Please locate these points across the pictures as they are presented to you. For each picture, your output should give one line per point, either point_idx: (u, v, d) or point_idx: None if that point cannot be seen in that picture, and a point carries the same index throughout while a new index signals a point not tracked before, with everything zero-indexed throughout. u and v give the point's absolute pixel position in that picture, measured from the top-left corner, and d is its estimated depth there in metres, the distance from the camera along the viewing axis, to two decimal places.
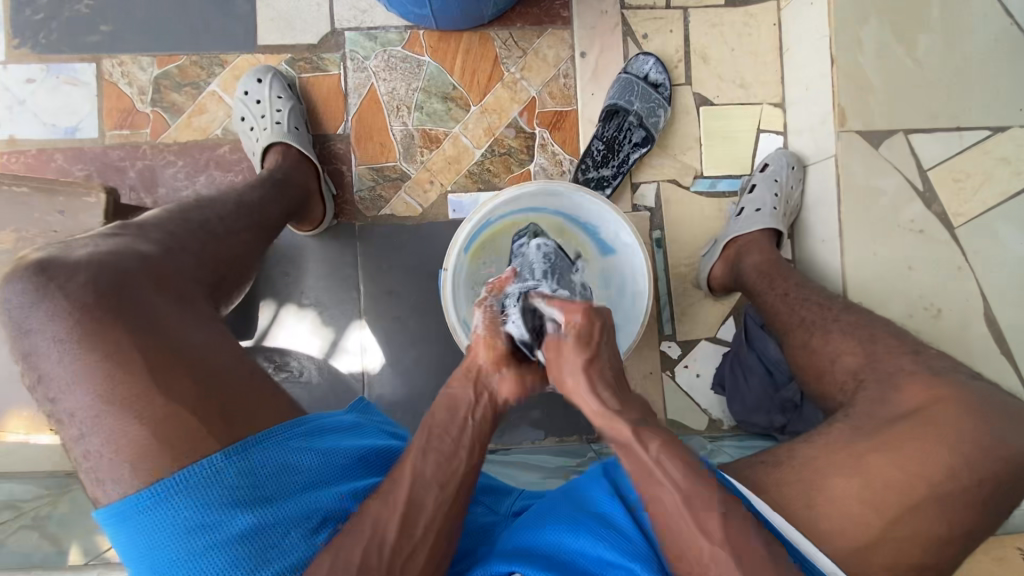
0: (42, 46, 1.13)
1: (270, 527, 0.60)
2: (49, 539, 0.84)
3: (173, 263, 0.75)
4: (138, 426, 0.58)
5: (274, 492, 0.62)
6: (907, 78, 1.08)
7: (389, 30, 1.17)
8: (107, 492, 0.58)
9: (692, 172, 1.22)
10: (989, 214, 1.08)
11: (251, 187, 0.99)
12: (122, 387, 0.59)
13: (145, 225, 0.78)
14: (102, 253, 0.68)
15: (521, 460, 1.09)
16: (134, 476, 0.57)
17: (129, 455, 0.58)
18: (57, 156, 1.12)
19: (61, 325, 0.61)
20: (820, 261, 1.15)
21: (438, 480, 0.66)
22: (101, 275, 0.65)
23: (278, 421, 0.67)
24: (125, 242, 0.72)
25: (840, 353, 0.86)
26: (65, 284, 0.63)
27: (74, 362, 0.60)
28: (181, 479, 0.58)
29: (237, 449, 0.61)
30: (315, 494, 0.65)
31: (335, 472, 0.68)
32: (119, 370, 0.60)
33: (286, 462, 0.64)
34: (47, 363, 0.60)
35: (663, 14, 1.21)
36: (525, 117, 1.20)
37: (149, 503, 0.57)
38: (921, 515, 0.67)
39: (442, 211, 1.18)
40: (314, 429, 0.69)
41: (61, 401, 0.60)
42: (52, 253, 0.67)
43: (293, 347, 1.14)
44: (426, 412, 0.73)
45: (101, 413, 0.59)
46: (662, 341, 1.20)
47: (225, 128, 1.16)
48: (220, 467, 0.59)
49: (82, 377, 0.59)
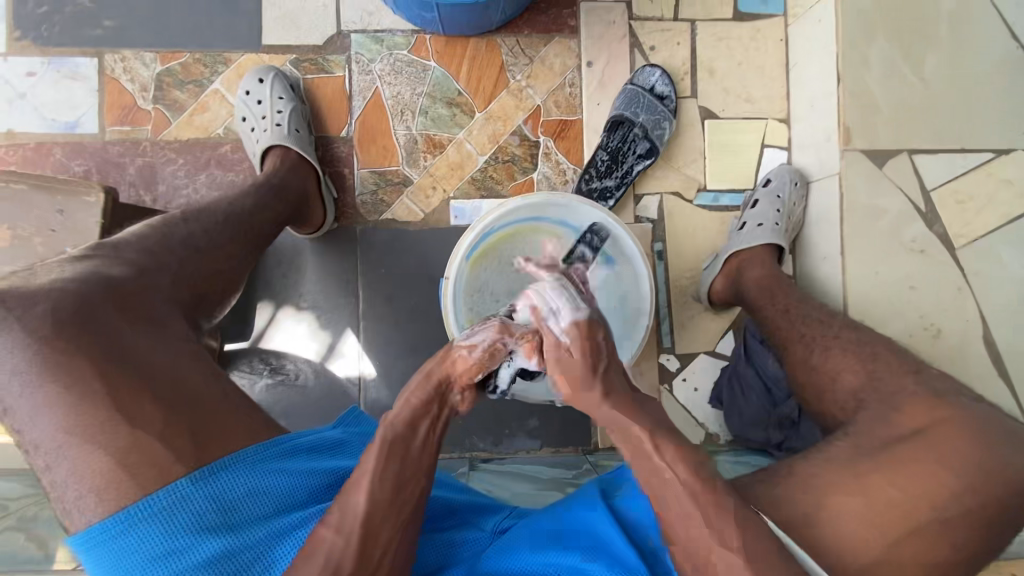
0: (44, 39, 1.11)
1: (239, 553, 0.58)
2: (36, 541, 0.82)
3: (148, 284, 0.73)
4: (100, 456, 0.57)
5: (244, 517, 0.61)
6: (913, 99, 1.08)
7: (396, 34, 1.17)
8: (75, 521, 0.57)
9: (696, 186, 1.21)
10: (989, 236, 1.08)
11: (247, 193, 0.98)
12: (82, 416, 0.58)
13: (121, 243, 0.76)
14: (66, 280, 0.67)
15: (516, 471, 1.08)
16: (103, 502, 0.56)
17: (92, 485, 0.57)
18: (56, 151, 1.11)
19: (22, 356, 0.60)
20: (820, 278, 1.15)
21: (389, 502, 0.61)
22: (62, 304, 0.64)
23: (251, 442, 0.66)
24: (94, 266, 0.71)
25: (841, 373, 0.86)
26: (25, 314, 0.62)
27: (35, 393, 0.59)
28: (146, 507, 0.57)
29: (205, 473, 0.60)
30: (287, 518, 0.63)
31: (307, 495, 0.67)
32: (78, 401, 0.59)
33: (255, 486, 0.63)
34: (10, 395, 0.59)
35: (670, 26, 1.21)
36: (530, 125, 1.19)
37: (114, 531, 0.56)
38: (922, 538, 0.66)
39: (443, 217, 1.17)
40: (286, 451, 0.68)
41: (26, 432, 0.59)
42: (16, 282, 0.66)
43: (290, 350, 1.13)
44: (381, 424, 0.67)
45: (64, 443, 0.58)
46: (661, 354, 1.20)
47: (227, 127, 1.15)
48: (186, 493, 0.58)
49: (43, 409, 0.58)
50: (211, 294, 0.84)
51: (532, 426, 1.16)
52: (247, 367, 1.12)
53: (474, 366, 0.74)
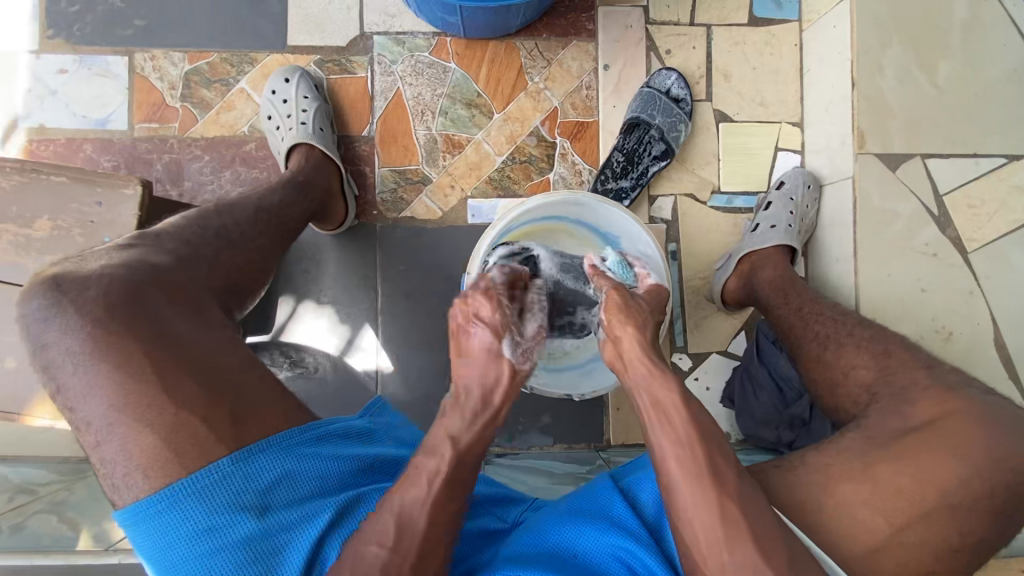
0: (77, 38, 1.15)
1: (273, 533, 0.61)
2: (67, 523, 0.84)
3: (185, 274, 0.76)
4: (147, 434, 0.60)
5: (278, 500, 0.64)
6: (926, 105, 1.10)
7: (417, 36, 1.19)
8: (122, 496, 0.60)
9: (710, 188, 1.23)
10: (1001, 240, 1.09)
11: (273, 189, 1.00)
12: (129, 397, 0.61)
13: (161, 234, 0.80)
14: (113, 267, 0.70)
15: (529, 465, 1.09)
16: (145, 481, 0.59)
17: (139, 462, 0.60)
18: (86, 146, 1.14)
19: (75, 338, 0.63)
20: (833, 280, 1.17)
21: (446, 500, 0.63)
22: (112, 289, 0.67)
23: (286, 429, 0.69)
24: (139, 254, 0.74)
25: (854, 365, 0.87)
26: (78, 299, 0.65)
27: (88, 373, 0.62)
28: (188, 484, 0.59)
29: (244, 454, 0.63)
30: (319, 502, 0.66)
31: (337, 482, 0.69)
32: (127, 380, 0.61)
33: (289, 470, 0.66)
34: (63, 375, 0.62)
35: (686, 31, 1.23)
36: (547, 126, 1.21)
37: (158, 507, 0.59)
38: (929, 524, 0.68)
39: (461, 216, 1.19)
40: (318, 438, 0.71)
41: (78, 409, 0.62)
42: (68, 268, 0.69)
43: (310, 343, 1.15)
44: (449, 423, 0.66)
45: (114, 421, 0.60)
46: (674, 353, 1.22)
47: (251, 125, 1.18)
48: (227, 472, 0.61)
49: (94, 388, 0.61)
50: (243, 285, 0.86)
51: (545, 421, 1.18)
52: (269, 360, 1.15)
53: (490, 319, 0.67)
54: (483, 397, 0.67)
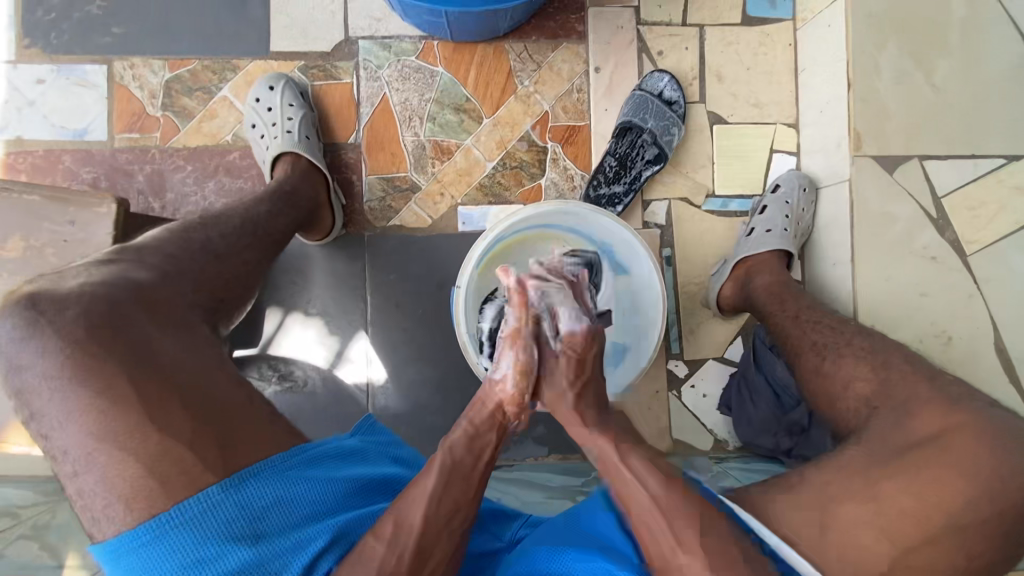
0: (53, 47, 1.12)
1: (267, 562, 0.58)
2: (49, 550, 0.82)
3: (169, 289, 0.73)
4: (129, 463, 0.57)
5: (272, 526, 0.61)
6: (923, 105, 1.08)
7: (404, 40, 1.17)
8: (102, 530, 0.57)
9: (705, 191, 1.21)
10: (1001, 242, 1.07)
11: (258, 200, 0.97)
12: (110, 423, 0.58)
13: (144, 248, 0.76)
14: (94, 283, 0.67)
15: (523, 478, 1.07)
16: (129, 513, 0.57)
17: (121, 493, 0.57)
18: (65, 158, 1.12)
19: (51, 361, 0.60)
20: (830, 285, 1.15)
21: (444, 520, 0.65)
22: (92, 310, 0.64)
23: (276, 451, 0.66)
24: (120, 269, 0.71)
25: (853, 380, 0.85)
26: (56, 319, 0.62)
27: (65, 399, 0.59)
28: (176, 515, 0.57)
29: (234, 481, 0.60)
30: (314, 527, 0.63)
31: (333, 504, 0.67)
32: (109, 407, 0.59)
33: (283, 495, 0.63)
34: (38, 400, 0.59)
35: (679, 31, 1.20)
36: (537, 131, 1.19)
37: (145, 539, 0.56)
38: (935, 547, 0.66)
39: (451, 223, 1.17)
40: (311, 458, 0.68)
41: (53, 436, 0.59)
42: (43, 285, 0.66)
43: (298, 356, 1.13)
44: (440, 448, 0.70)
45: (93, 450, 0.58)
46: (670, 360, 1.20)
47: (235, 134, 1.15)
48: (217, 501, 0.58)
49: (72, 415, 0.58)
50: (228, 301, 0.84)
51: (540, 432, 1.16)
52: (257, 374, 1.12)
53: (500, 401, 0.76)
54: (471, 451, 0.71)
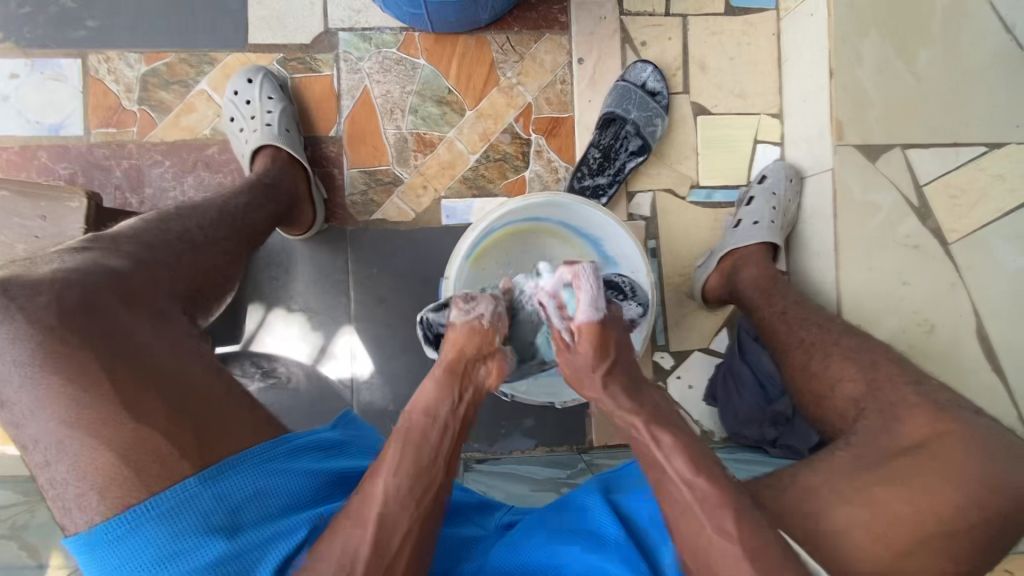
0: (26, 40, 1.10)
1: (245, 553, 0.58)
2: (28, 552, 0.80)
3: (144, 282, 0.71)
4: (103, 451, 0.56)
5: (250, 517, 0.60)
6: (904, 92, 1.08)
7: (384, 32, 1.15)
8: (74, 521, 0.56)
9: (689, 182, 1.21)
10: (983, 230, 1.07)
11: (235, 193, 0.96)
12: (84, 409, 0.57)
13: (119, 236, 0.75)
14: (68, 270, 0.66)
15: (510, 471, 1.07)
16: (100, 504, 0.55)
17: (94, 482, 0.55)
18: (40, 153, 1.10)
19: (22, 348, 0.58)
20: (815, 275, 1.15)
21: (403, 500, 0.62)
22: (66, 296, 0.62)
23: (256, 442, 0.66)
24: (93, 256, 0.69)
25: (841, 380, 0.86)
26: (27, 305, 0.60)
27: (36, 386, 0.57)
28: (153, 507, 0.56)
29: (212, 472, 0.59)
30: (291, 519, 0.63)
31: (311, 495, 0.67)
32: (81, 395, 0.57)
33: (262, 486, 0.62)
34: (8, 388, 0.58)
35: (661, 22, 1.20)
36: (521, 123, 1.18)
37: (121, 531, 0.55)
38: (922, 545, 0.66)
39: (435, 217, 1.16)
40: (292, 450, 0.68)
41: (25, 426, 0.58)
42: (14, 270, 0.64)
43: (281, 352, 1.12)
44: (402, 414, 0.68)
45: (65, 439, 0.56)
46: (655, 352, 1.20)
47: (214, 128, 1.13)
48: (194, 493, 0.57)
49: (43, 404, 0.57)
50: (205, 297, 0.83)
51: (527, 426, 1.16)
52: (239, 370, 1.11)
53: (485, 331, 0.72)
54: (433, 415, 0.68)
